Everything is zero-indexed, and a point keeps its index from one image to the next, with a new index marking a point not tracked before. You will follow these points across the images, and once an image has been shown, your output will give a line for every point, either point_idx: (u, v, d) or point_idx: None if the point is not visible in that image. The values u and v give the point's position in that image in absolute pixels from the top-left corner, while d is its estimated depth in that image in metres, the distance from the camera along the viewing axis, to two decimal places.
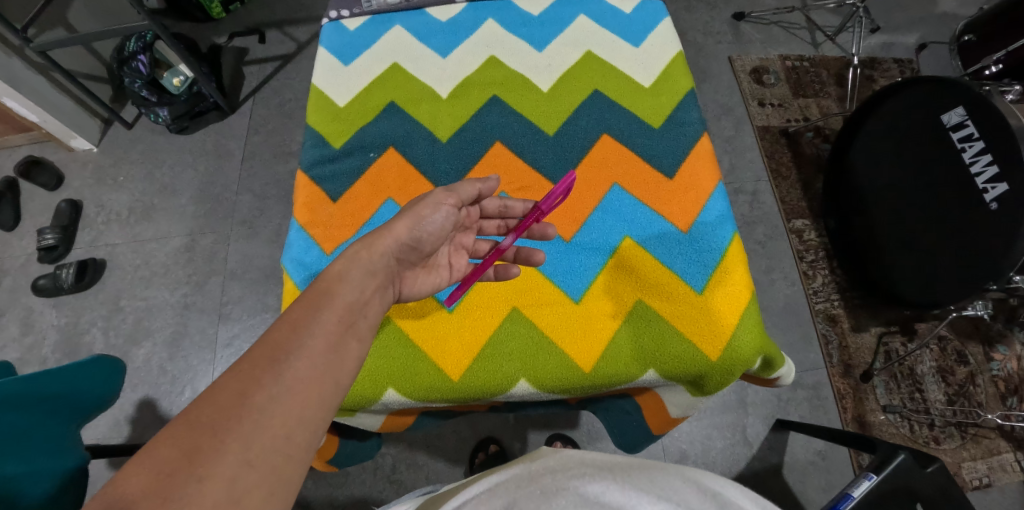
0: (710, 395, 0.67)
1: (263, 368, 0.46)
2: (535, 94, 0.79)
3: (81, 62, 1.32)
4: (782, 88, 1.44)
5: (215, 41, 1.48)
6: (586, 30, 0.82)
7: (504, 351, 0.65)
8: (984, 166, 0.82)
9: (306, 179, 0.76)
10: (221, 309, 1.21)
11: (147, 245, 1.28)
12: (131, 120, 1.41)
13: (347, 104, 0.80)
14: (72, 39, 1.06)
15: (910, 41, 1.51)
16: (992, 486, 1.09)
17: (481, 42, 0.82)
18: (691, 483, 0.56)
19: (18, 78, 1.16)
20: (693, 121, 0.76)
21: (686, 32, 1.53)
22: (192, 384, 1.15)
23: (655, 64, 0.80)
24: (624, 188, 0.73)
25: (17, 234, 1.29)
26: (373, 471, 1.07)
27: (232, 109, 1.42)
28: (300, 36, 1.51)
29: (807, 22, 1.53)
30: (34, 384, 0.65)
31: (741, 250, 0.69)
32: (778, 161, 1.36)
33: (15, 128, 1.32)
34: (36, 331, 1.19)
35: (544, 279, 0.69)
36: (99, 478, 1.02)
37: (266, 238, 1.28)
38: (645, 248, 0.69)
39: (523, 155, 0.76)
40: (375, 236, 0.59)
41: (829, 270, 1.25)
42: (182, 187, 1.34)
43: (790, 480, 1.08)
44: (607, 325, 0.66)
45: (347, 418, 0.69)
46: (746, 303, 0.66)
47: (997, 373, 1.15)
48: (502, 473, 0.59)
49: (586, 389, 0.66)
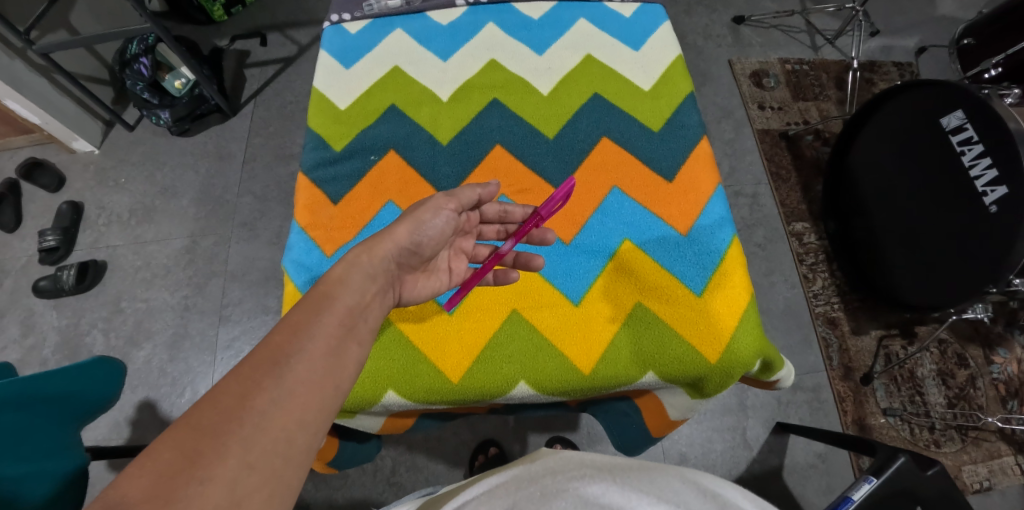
0: (710, 397, 0.67)
1: (264, 371, 0.46)
2: (535, 98, 0.79)
3: (83, 64, 1.33)
4: (781, 91, 1.45)
5: (216, 43, 1.49)
6: (586, 34, 0.82)
7: (504, 353, 0.65)
8: (983, 169, 0.82)
9: (307, 182, 0.76)
10: (221, 311, 1.22)
11: (147, 247, 1.28)
12: (133, 122, 1.41)
13: (348, 107, 0.80)
14: (74, 41, 1.07)
15: (910, 45, 1.51)
16: (992, 489, 1.09)
17: (482, 46, 0.82)
18: (691, 484, 0.56)
19: (20, 80, 1.17)
20: (693, 125, 0.76)
21: (686, 35, 1.53)
22: (192, 386, 1.15)
23: (655, 68, 0.80)
24: (624, 191, 0.73)
25: (18, 236, 1.29)
26: (373, 473, 1.07)
27: (234, 111, 1.42)
28: (302, 39, 1.52)
29: (806, 25, 1.53)
30: (39, 384, 0.65)
31: (741, 253, 0.69)
32: (778, 164, 1.36)
33: (16, 129, 1.32)
34: (36, 332, 1.19)
35: (544, 282, 0.69)
36: (99, 480, 1.02)
37: (267, 240, 1.28)
38: (644, 251, 0.69)
39: (523, 159, 0.76)
40: (375, 239, 0.60)
41: (829, 273, 1.25)
42: (182, 189, 1.34)
43: (790, 483, 1.08)
44: (607, 328, 0.66)
45: (347, 420, 0.70)
46: (745, 306, 0.66)
47: (997, 376, 1.15)
48: (502, 475, 0.59)
49: (586, 392, 0.66)
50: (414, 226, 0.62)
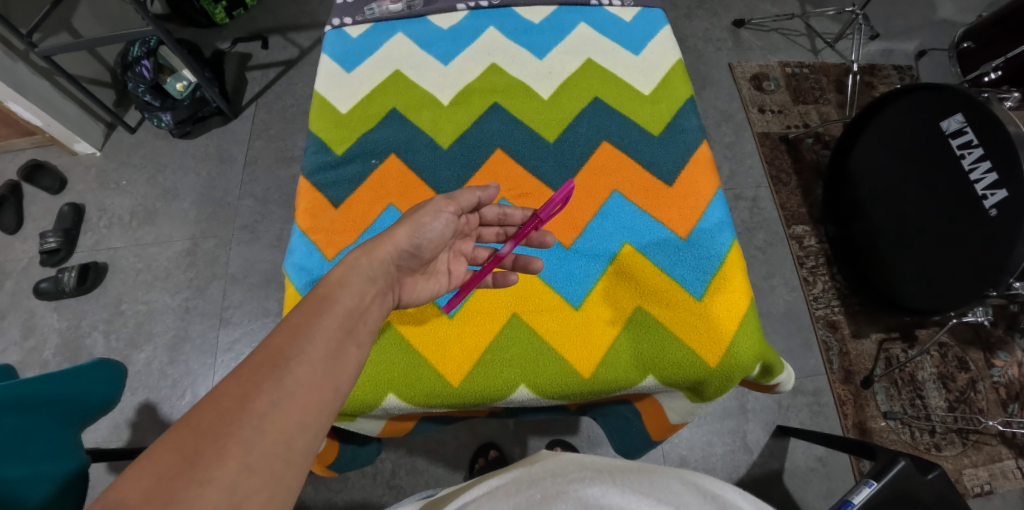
0: (710, 400, 0.67)
1: (264, 373, 0.46)
2: (536, 101, 0.80)
3: (86, 67, 1.33)
4: (781, 94, 1.45)
5: (218, 46, 1.49)
6: (586, 38, 0.83)
7: (503, 357, 0.65)
8: (983, 173, 0.82)
9: (308, 185, 0.76)
10: (222, 313, 1.22)
11: (148, 249, 1.28)
12: (134, 124, 1.42)
13: (350, 110, 0.80)
14: (76, 44, 1.07)
15: (910, 48, 1.51)
16: (993, 493, 1.09)
17: (482, 50, 0.83)
18: (691, 486, 0.56)
19: (23, 83, 1.17)
20: (693, 129, 0.77)
21: (686, 39, 1.54)
22: (192, 388, 1.15)
23: (655, 72, 0.81)
24: (623, 194, 0.73)
25: (19, 238, 1.29)
26: (373, 476, 1.07)
27: (235, 114, 1.43)
28: (303, 42, 1.52)
29: (806, 29, 1.54)
30: (40, 386, 0.65)
31: (741, 257, 0.70)
32: (778, 167, 1.36)
33: (18, 132, 1.33)
34: (37, 334, 1.19)
35: (544, 285, 0.69)
36: (98, 482, 1.02)
37: (267, 243, 1.29)
38: (644, 255, 0.69)
39: (523, 162, 0.76)
40: (376, 242, 0.60)
41: (829, 276, 1.25)
42: (183, 192, 1.34)
43: (790, 487, 1.08)
44: (607, 331, 0.66)
45: (347, 423, 0.70)
46: (745, 309, 0.66)
47: (997, 380, 1.15)
48: (502, 478, 0.59)
49: (586, 395, 0.66)
50: (414, 229, 0.62)
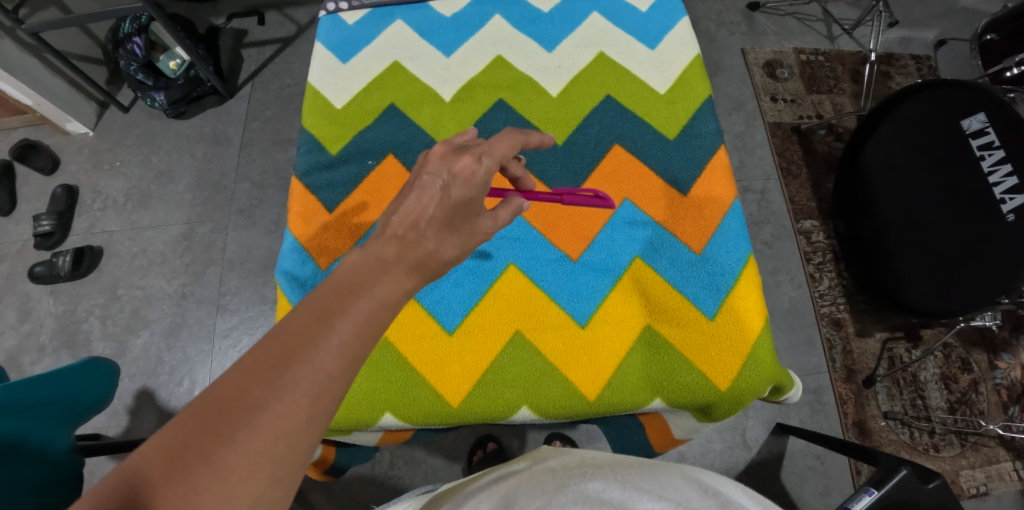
0: (717, 421, 0.66)
1: (288, 359, 0.35)
2: (545, 99, 0.76)
3: (76, 43, 1.29)
4: (795, 82, 1.40)
5: (213, 21, 1.44)
6: (598, 29, 0.79)
7: (506, 377, 0.64)
8: (1003, 176, 0.76)
9: (301, 187, 0.74)
10: (219, 300, 1.20)
11: (144, 232, 1.26)
12: (128, 104, 1.37)
13: (346, 106, 0.77)
14: (67, 20, 1.01)
15: (929, 37, 1.46)
16: (988, 494, 1.09)
17: (487, 41, 0.79)
18: (692, 482, 0.54)
19: (11, 62, 1.13)
20: (711, 133, 0.73)
21: (699, 22, 1.48)
22: (190, 376, 1.14)
23: (672, 68, 0.77)
24: (635, 204, 0.70)
25: (14, 220, 1.26)
26: (372, 466, 1.07)
27: (231, 94, 1.38)
28: (300, 18, 1.46)
29: (823, 14, 1.48)
30: (27, 389, 0.66)
31: (756, 273, 0.67)
32: (789, 159, 1.33)
33: (9, 110, 1.29)
34: (34, 318, 1.18)
35: (549, 301, 0.67)
36: (99, 469, 1.02)
37: (265, 228, 1.26)
38: (656, 272, 0.67)
39: (529, 167, 0.73)
40: (408, 207, 0.47)
41: (836, 273, 1.23)
42: (179, 173, 1.31)
43: (787, 484, 1.08)
44: (614, 352, 0.64)
45: (344, 435, 0.68)
46: (759, 330, 0.64)
47: (1000, 382, 1.14)
48: (503, 471, 0.58)
49: (590, 416, 0.65)
50: (463, 216, 0.48)
